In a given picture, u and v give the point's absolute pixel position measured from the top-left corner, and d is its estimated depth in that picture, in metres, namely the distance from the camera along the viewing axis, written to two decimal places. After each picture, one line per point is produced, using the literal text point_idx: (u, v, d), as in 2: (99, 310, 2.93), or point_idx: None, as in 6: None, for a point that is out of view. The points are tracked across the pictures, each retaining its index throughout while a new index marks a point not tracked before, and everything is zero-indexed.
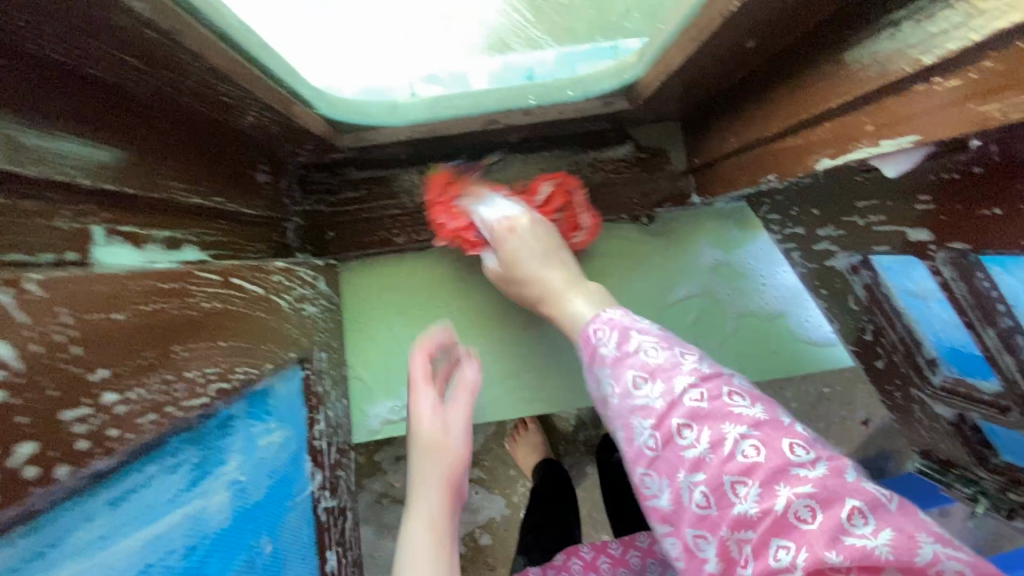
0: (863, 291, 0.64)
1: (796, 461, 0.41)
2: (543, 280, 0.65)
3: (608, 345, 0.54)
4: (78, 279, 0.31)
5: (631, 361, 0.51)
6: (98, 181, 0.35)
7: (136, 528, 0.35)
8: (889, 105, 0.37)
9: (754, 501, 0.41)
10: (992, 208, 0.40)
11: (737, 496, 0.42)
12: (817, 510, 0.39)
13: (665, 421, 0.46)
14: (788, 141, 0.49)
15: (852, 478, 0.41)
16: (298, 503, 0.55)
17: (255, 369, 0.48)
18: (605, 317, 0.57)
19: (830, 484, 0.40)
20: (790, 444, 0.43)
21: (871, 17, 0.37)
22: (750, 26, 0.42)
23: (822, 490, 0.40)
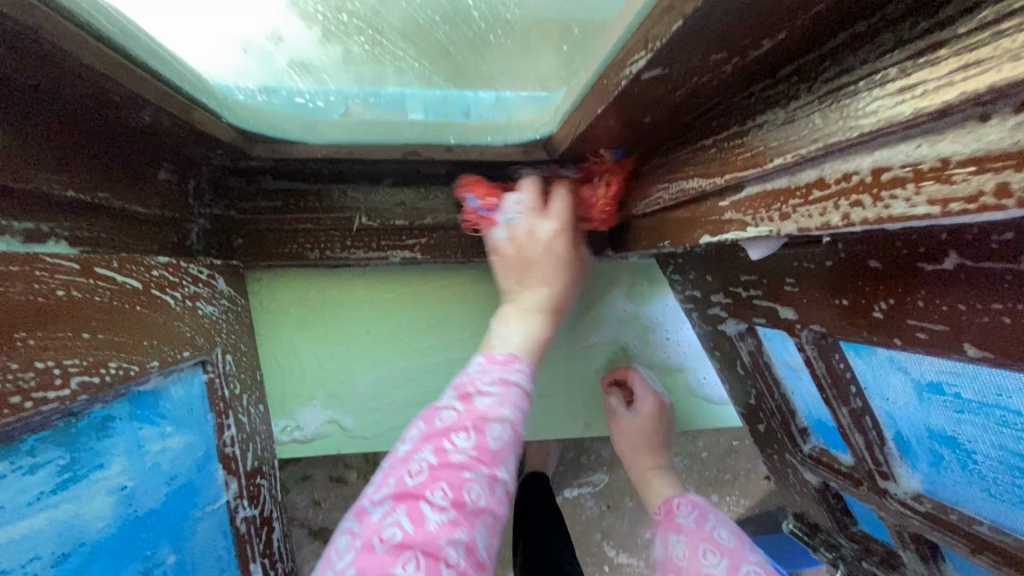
0: (748, 358, 0.67)
1: (424, 534, 0.44)
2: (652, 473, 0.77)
3: (687, 518, 0.69)
4: None
5: (706, 537, 0.65)
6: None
7: None
8: (753, 195, 0.40)
9: (427, 514, 0.45)
10: (843, 298, 0.44)
11: (426, 514, 0.45)
12: (405, 517, 0.45)
13: (449, 522, 0.45)
14: (681, 212, 0.52)
15: (383, 550, 0.43)
16: (207, 512, 0.53)
17: (134, 366, 0.43)
18: (688, 496, 0.73)
19: (421, 543, 0.44)
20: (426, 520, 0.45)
21: (738, 118, 0.41)
22: (643, 110, 0.46)
23: (417, 535, 0.44)
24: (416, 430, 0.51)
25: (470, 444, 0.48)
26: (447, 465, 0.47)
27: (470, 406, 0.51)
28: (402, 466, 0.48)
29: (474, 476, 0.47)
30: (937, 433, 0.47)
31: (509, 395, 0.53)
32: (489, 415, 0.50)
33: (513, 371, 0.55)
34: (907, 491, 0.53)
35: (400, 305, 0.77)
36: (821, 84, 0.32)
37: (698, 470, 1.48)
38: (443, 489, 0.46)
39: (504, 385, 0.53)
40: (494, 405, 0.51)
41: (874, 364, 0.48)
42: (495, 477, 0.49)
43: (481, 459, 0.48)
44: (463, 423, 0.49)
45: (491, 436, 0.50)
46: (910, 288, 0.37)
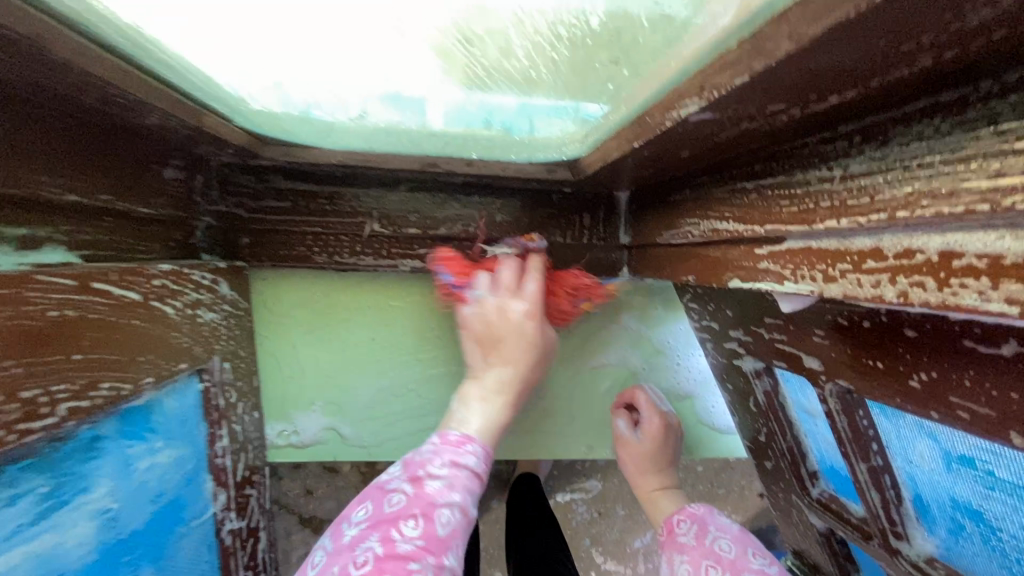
0: (763, 397, 0.65)
1: None
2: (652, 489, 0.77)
3: (687, 535, 0.69)
4: None
5: (706, 553, 0.65)
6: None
7: None
8: (792, 248, 0.38)
9: None
10: (876, 360, 0.42)
11: None
12: None
13: None
14: (710, 251, 0.50)
15: None
16: (190, 528, 0.52)
17: (126, 385, 0.41)
18: (688, 509, 0.72)
19: None
20: None
21: (787, 165, 0.38)
22: (681, 145, 0.43)
23: None
24: (363, 513, 0.56)
25: (419, 532, 0.54)
26: (393, 548, 0.52)
27: (411, 504, 0.56)
28: (351, 554, 0.52)
29: (422, 565, 0.52)
30: (963, 504, 0.45)
31: (455, 479, 0.59)
32: (435, 501, 0.56)
33: (465, 454, 0.62)
34: (919, 553, 0.51)
35: (406, 313, 0.74)
36: (888, 149, 0.30)
37: (692, 483, 1.47)
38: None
39: (453, 466, 0.60)
40: (442, 490, 0.57)
41: (901, 426, 0.46)
42: (440, 564, 0.54)
43: (430, 548, 0.54)
44: (410, 509, 0.55)
45: (440, 523, 0.55)
46: (961, 364, 0.35)
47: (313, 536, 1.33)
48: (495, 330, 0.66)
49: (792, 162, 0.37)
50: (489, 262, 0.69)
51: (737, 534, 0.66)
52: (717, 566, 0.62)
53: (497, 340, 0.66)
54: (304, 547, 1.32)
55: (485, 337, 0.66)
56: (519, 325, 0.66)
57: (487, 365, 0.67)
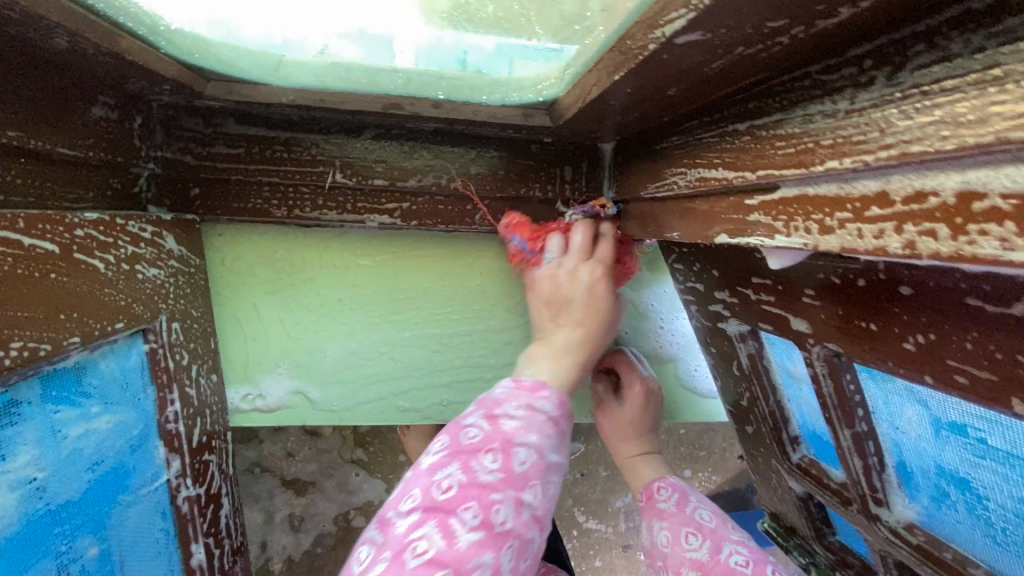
0: (746, 361, 0.62)
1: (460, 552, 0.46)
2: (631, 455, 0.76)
3: (669, 503, 0.68)
4: None
5: (687, 520, 0.64)
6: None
7: None
8: (786, 196, 0.34)
9: (438, 531, 0.46)
10: (869, 322, 0.39)
11: (456, 527, 0.47)
12: (423, 526, 0.47)
13: None
14: (696, 203, 0.46)
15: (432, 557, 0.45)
16: (138, 496, 0.49)
17: (46, 344, 0.37)
18: (670, 480, 0.71)
19: (447, 553, 0.45)
20: (464, 539, 0.46)
21: (784, 101, 0.34)
22: (668, 81, 0.38)
23: (448, 539, 0.46)
24: (441, 444, 0.53)
25: (498, 467, 0.51)
26: (475, 480, 0.49)
27: (504, 436, 0.53)
28: (423, 486, 0.49)
29: (503, 498, 0.50)
30: (948, 472, 0.43)
31: (532, 421, 0.55)
32: (514, 438, 0.53)
33: (540, 399, 0.58)
34: (899, 519, 0.49)
35: (376, 272, 0.70)
36: (905, 73, 0.25)
37: (674, 446, 1.48)
38: (473, 510, 0.48)
39: (528, 408, 0.56)
40: (527, 430, 0.54)
41: (890, 391, 0.44)
42: (522, 500, 0.51)
43: (510, 482, 0.51)
44: (489, 444, 0.52)
45: (520, 460, 0.52)
46: (963, 325, 0.32)
47: (296, 498, 1.32)
48: (594, 293, 0.65)
49: (790, 97, 0.33)
50: (523, 245, 0.67)
51: (716, 509, 0.66)
52: (698, 535, 0.62)
53: (545, 297, 0.66)
54: (286, 509, 1.32)
55: (559, 297, 0.65)
56: (601, 281, 0.65)
57: (555, 327, 0.65)
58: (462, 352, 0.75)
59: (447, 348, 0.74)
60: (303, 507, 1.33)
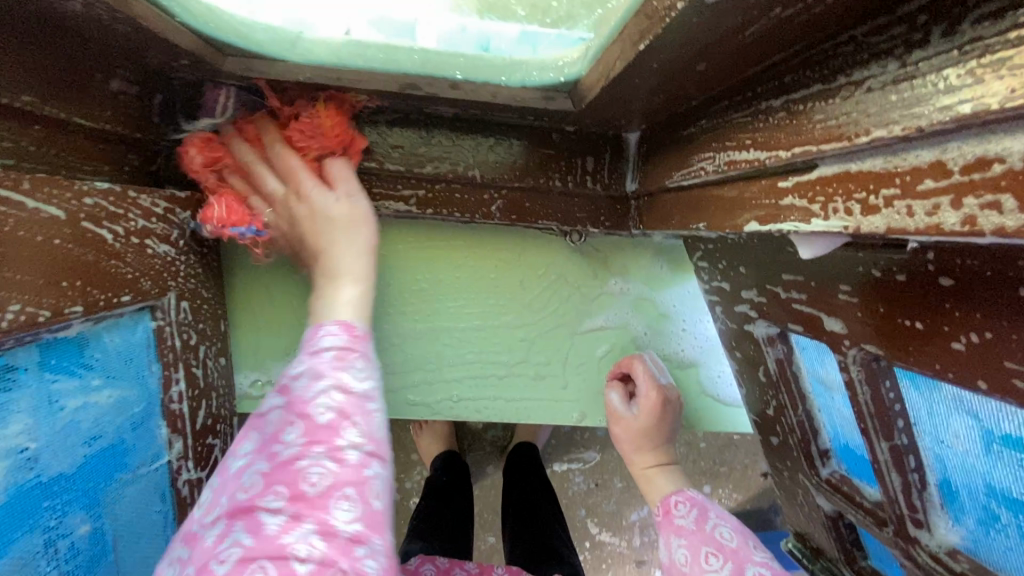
0: (774, 366, 0.59)
1: (267, 548, 0.38)
2: (646, 467, 0.71)
3: (687, 518, 0.63)
4: None
5: (707, 538, 0.60)
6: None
7: None
8: (824, 176, 0.31)
9: (244, 533, 0.39)
10: (914, 320, 0.35)
11: (267, 512, 0.40)
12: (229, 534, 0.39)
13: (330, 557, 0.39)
14: (724, 190, 0.43)
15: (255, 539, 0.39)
16: (138, 475, 0.48)
17: (45, 309, 0.37)
18: (687, 492, 0.66)
19: (263, 548, 0.38)
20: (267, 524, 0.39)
21: (825, 72, 0.31)
22: (698, 52, 0.36)
23: (254, 541, 0.39)
24: (246, 446, 0.44)
25: (299, 437, 0.43)
26: (278, 472, 0.41)
27: (299, 419, 0.44)
28: (227, 492, 0.42)
29: (312, 459, 0.42)
30: (1001, 492, 0.39)
31: (314, 368, 0.46)
32: (310, 399, 0.45)
33: (321, 339, 0.49)
34: (940, 544, 0.45)
35: (390, 262, 0.69)
36: (964, 25, 0.23)
37: (693, 460, 1.42)
38: (276, 492, 0.40)
39: (314, 364, 0.47)
40: (333, 383, 0.46)
41: (935, 400, 0.40)
42: (338, 450, 0.43)
43: (317, 440, 0.43)
44: (287, 417, 0.44)
45: (319, 410, 0.44)
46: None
47: None
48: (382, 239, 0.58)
49: (833, 67, 0.30)
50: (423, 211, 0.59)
51: (738, 524, 0.61)
52: (720, 557, 0.57)
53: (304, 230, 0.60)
54: None
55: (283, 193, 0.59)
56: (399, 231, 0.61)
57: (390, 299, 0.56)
58: (474, 346, 0.73)
59: (459, 342, 0.72)
60: None
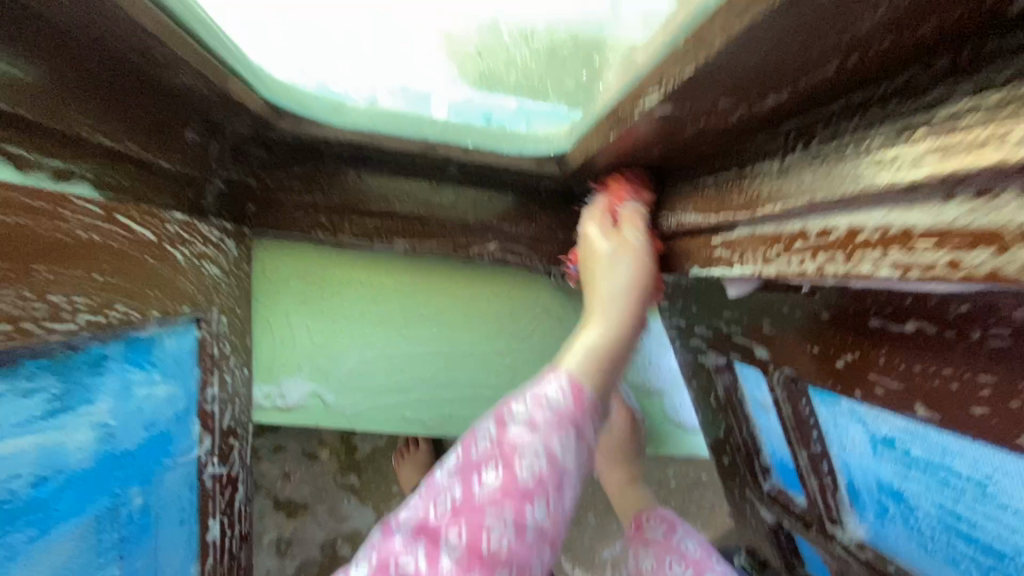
0: (723, 392, 0.70)
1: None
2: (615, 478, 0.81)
3: (657, 533, 0.72)
4: None
5: (673, 550, 0.68)
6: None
7: None
8: (737, 236, 0.43)
9: (419, 561, 0.45)
10: (813, 346, 0.47)
11: (439, 556, 0.46)
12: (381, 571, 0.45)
13: None
14: (676, 243, 0.55)
15: None
16: (176, 463, 0.55)
17: (137, 312, 0.46)
18: (658, 511, 0.75)
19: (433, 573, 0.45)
20: None
21: (737, 165, 0.44)
22: (651, 143, 0.48)
23: None
24: (454, 458, 0.51)
25: (497, 481, 0.48)
26: (440, 488, 0.49)
27: (503, 432, 0.50)
28: (411, 511, 0.48)
29: (499, 518, 0.47)
30: (887, 486, 0.49)
31: (539, 426, 0.50)
32: (518, 450, 0.49)
33: (549, 388, 0.52)
34: (851, 538, 0.55)
35: (398, 292, 0.79)
36: (815, 145, 0.36)
37: (663, 497, 1.49)
38: (458, 528, 0.46)
39: (532, 422, 0.50)
40: (502, 420, 0.51)
41: (837, 413, 0.51)
42: (523, 517, 0.47)
43: (509, 497, 0.47)
44: (491, 457, 0.49)
45: (523, 469, 0.48)
46: (875, 345, 0.40)
47: (286, 522, 1.32)
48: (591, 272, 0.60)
49: (741, 163, 0.43)
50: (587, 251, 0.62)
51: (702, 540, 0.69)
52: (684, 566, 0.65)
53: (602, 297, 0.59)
54: (275, 531, 1.31)
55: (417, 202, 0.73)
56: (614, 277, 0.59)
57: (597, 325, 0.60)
58: (466, 369, 0.82)
59: (454, 365, 0.82)
60: (292, 531, 1.31)
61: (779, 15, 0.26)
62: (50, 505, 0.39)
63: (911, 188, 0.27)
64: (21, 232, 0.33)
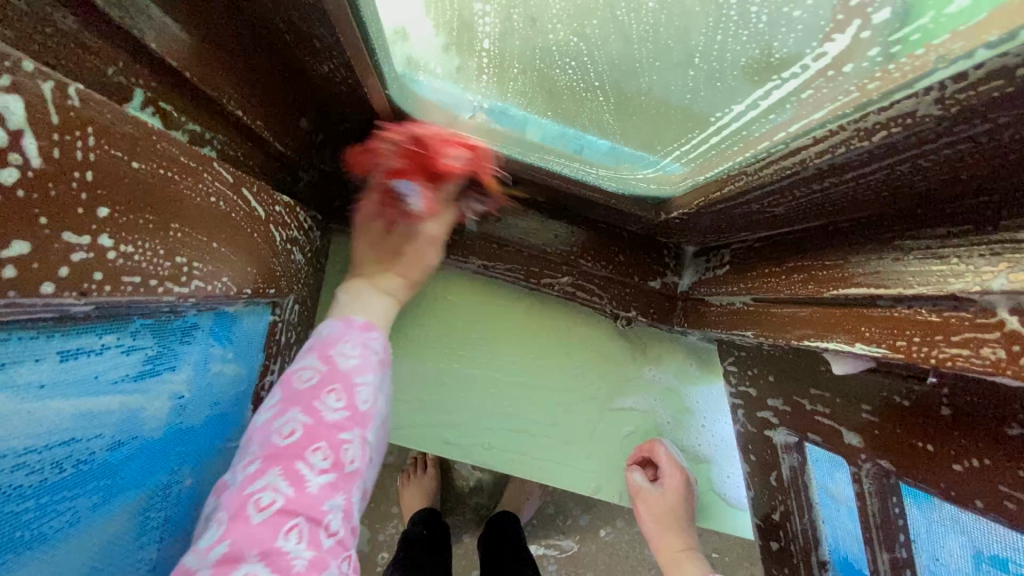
0: (788, 472, 0.66)
1: (304, 543, 0.43)
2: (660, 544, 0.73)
3: None
4: (146, 126, 0.30)
5: None
6: (152, 41, 0.34)
7: (75, 394, 0.31)
8: (857, 311, 0.42)
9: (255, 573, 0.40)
10: (925, 443, 0.43)
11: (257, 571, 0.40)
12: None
13: (348, 481, 0.48)
14: (778, 308, 0.52)
15: (305, 540, 0.43)
16: (226, 448, 0.53)
17: (235, 288, 0.44)
18: None
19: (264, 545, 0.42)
20: (341, 500, 0.47)
21: (860, 243, 0.43)
22: (774, 206, 0.47)
23: (277, 553, 0.41)
24: (249, 465, 0.46)
25: (338, 412, 0.49)
26: (312, 440, 0.47)
27: (312, 406, 0.49)
28: (231, 555, 0.41)
29: (350, 438, 0.49)
30: None
31: (362, 365, 0.53)
32: (349, 381, 0.51)
33: (366, 335, 0.56)
34: None
35: (461, 309, 0.77)
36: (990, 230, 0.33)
37: None
38: (322, 453, 0.47)
39: (363, 348, 0.53)
40: (378, 386, 0.54)
41: (934, 519, 0.47)
42: (366, 438, 0.51)
43: (346, 425, 0.49)
44: (314, 439, 0.47)
45: (359, 399, 0.51)
46: (1010, 454, 0.37)
47: None
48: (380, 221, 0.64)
49: (871, 240, 0.42)
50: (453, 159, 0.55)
51: None
52: None
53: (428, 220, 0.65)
54: None
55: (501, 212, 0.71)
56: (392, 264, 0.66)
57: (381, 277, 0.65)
58: (513, 400, 0.79)
59: (501, 394, 0.79)
60: None
61: (987, 103, 0.25)
62: (120, 471, 0.36)
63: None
64: (168, 187, 0.33)
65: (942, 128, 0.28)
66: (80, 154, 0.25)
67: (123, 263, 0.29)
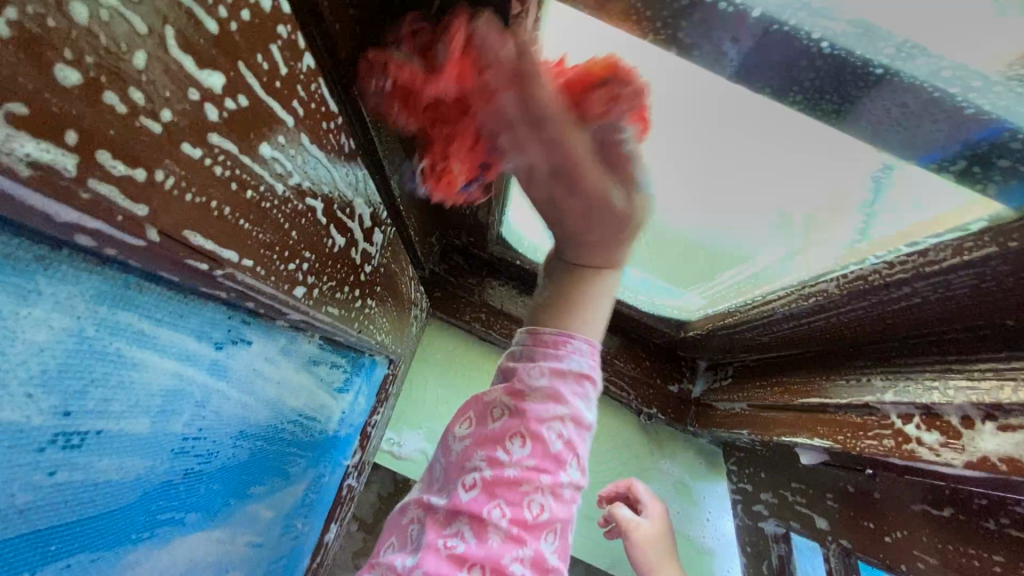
0: (777, 561, 0.78)
1: None
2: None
3: None
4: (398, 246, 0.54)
5: None
6: None
7: (324, 391, 0.51)
8: (815, 414, 0.60)
9: None
10: (869, 522, 0.59)
11: None
12: None
13: (542, 524, 0.41)
14: (763, 413, 0.71)
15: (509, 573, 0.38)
16: (343, 464, 0.70)
17: (389, 344, 0.66)
18: None
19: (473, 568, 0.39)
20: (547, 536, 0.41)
21: (816, 368, 0.63)
22: (761, 335, 0.68)
23: None
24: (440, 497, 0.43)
25: (524, 453, 0.41)
26: (514, 483, 0.41)
27: (503, 443, 0.42)
28: None
29: (539, 486, 0.41)
30: None
31: (554, 389, 0.43)
32: (541, 417, 0.42)
33: (572, 352, 0.45)
34: None
35: None
36: (890, 362, 0.52)
37: None
38: (491, 478, 0.41)
39: (555, 372, 0.44)
40: (565, 372, 0.44)
41: None
42: (558, 486, 0.42)
43: (542, 468, 0.41)
44: (502, 475, 0.41)
45: (552, 438, 0.42)
46: (920, 525, 0.52)
47: None
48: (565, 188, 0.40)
49: (822, 366, 0.62)
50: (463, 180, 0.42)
51: None
52: None
53: (550, 164, 0.37)
54: None
55: None
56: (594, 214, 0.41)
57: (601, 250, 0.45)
58: None
59: None
60: None
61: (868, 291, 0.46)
62: (314, 451, 0.55)
63: (941, 403, 0.44)
64: (393, 278, 0.56)
65: (846, 301, 0.49)
66: (382, 260, 0.48)
67: (371, 317, 0.51)
